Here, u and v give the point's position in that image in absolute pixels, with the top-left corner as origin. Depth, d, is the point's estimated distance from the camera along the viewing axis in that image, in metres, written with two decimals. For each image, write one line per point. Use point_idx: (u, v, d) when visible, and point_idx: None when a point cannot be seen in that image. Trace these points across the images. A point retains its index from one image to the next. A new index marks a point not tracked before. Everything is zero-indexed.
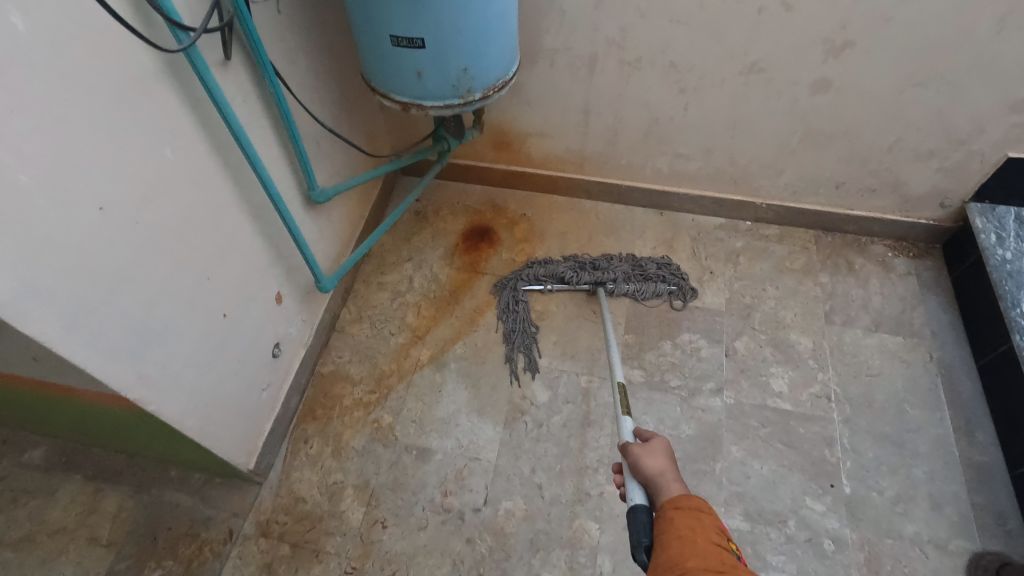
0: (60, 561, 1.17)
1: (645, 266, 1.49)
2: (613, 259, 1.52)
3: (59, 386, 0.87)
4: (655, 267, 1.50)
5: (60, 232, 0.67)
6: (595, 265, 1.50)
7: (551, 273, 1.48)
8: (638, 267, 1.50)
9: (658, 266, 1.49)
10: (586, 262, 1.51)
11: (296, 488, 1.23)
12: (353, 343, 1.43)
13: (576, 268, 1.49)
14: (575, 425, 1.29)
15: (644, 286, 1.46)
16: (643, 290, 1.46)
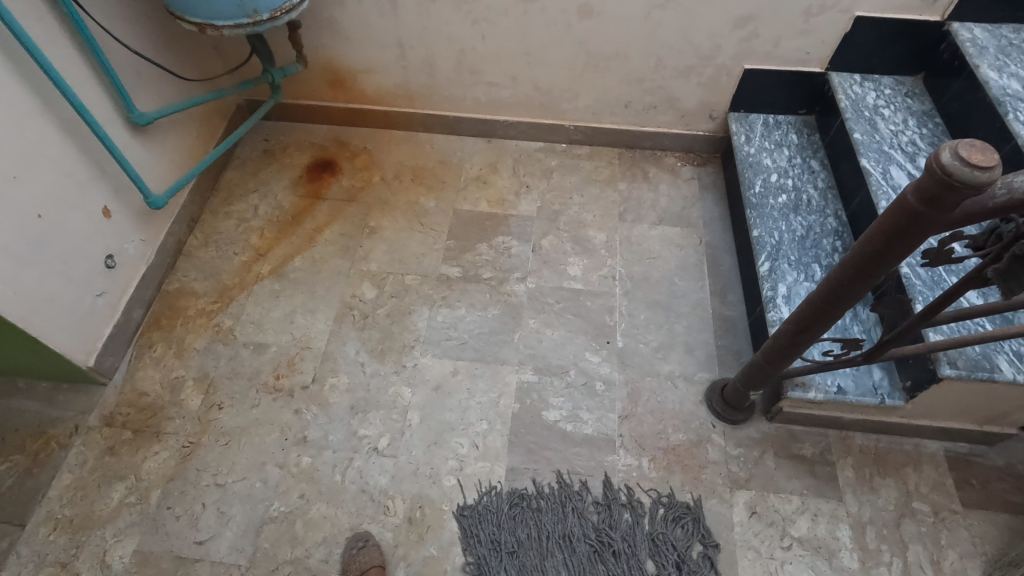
0: None
1: (681, 549, 1.17)
2: (618, 550, 1.17)
3: None
4: (687, 543, 1.17)
5: None
6: (598, 561, 1.16)
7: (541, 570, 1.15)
8: (659, 554, 1.17)
9: (682, 534, 1.18)
10: (573, 547, 1.17)
11: (140, 385, 1.36)
12: (199, 263, 1.57)
13: (566, 566, 1.15)
14: (397, 315, 1.48)
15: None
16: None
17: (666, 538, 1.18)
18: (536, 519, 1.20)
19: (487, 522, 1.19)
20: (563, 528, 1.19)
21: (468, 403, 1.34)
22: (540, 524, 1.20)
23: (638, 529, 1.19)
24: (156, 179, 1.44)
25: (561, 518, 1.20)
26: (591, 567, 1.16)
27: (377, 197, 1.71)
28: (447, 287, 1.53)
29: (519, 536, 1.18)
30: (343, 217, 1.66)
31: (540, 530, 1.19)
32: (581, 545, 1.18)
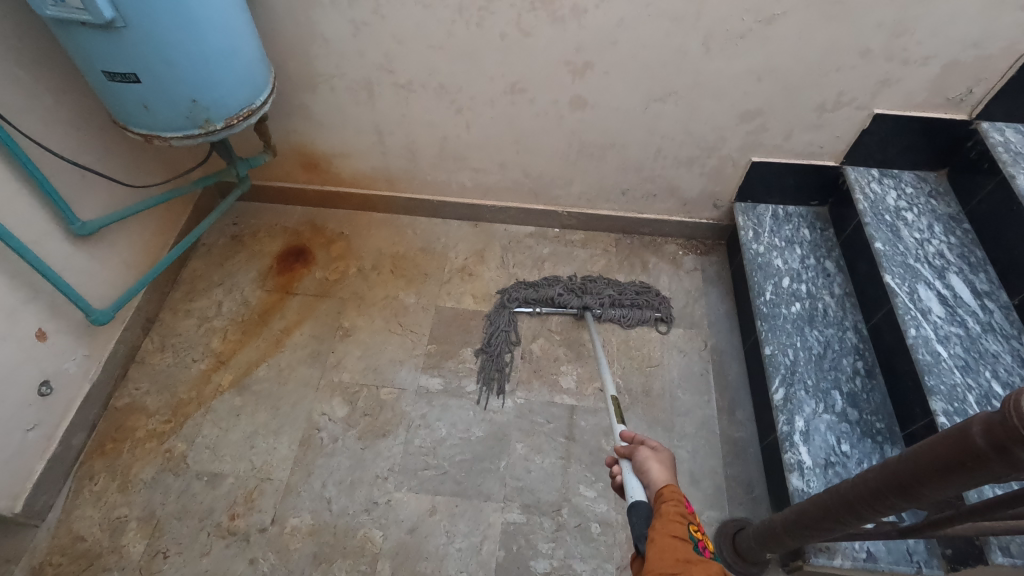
0: None
1: (634, 292, 1.55)
2: (590, 286, 1.55)
3: None
4: (640, 289, 1.55)
5: None
6: (575, 291, 1.54)
7: (540, 296, 1.53)
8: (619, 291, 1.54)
9: (636, 288, 1.55)
10: (563, 292, 1.53)
11: (75, 528, 1.20)
12: (153, 373, 1.42)
13: (559, 296, 1.52)
14: (370, 438, 1.33)
15: (630, 311, 1.51)
16: (629, 316, 1.51)
17: (630, 290, 1.55)
18: (542, 282, 1.57)
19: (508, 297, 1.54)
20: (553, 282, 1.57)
21: (446, 549, 1.19)
22: (541, 285, 1.56)
23: (608, 283, 1.56)
24: (104, 286, 1.30)
25: (553, 281, 1.58)
26: (574, 298, 1.52)
27: (354, 291, 1.57)
28: (427, 402, 1.38)
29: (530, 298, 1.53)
30: (315, 315, 1.52)
31: (540, 283, 1.57)
32: (567, 283, 1.56)
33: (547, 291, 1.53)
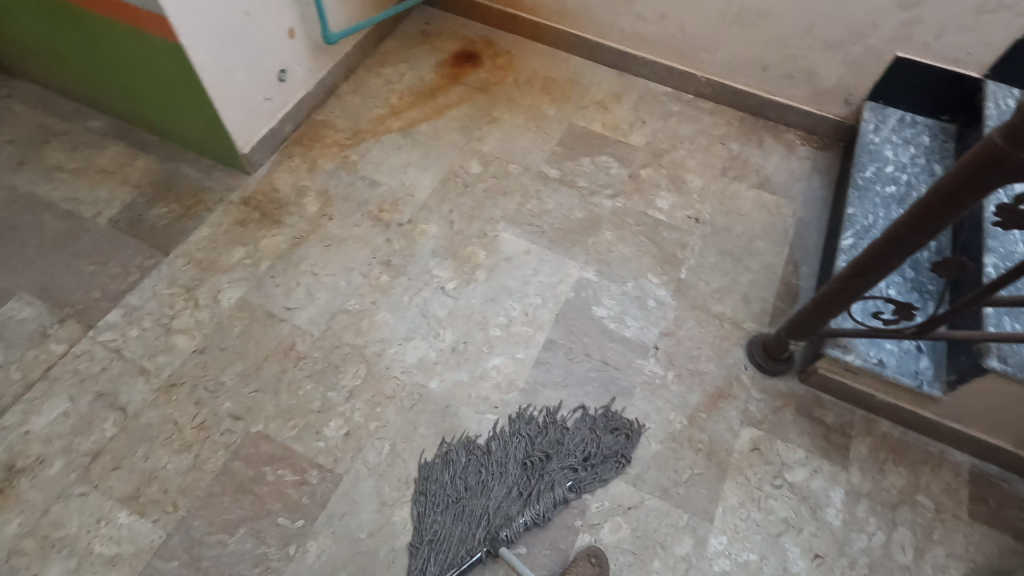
0: (101, 186, 1.62)
1: (593, 480, 1.22)
2: (539, 481, 1.21)
3: (127, 12, 1.29)
4: (608, 456, 1.24)
5: None
6: (525, 477, 1.22)
7: (487, 458, 1.23)
8: (578, 480, 1.22)
9: (612, 447, 1.25)
10: (499, 507, 1.18)
11: (275, 182, 1.63)
12: (345, 105, 1.81)
13: (499, 500, 1.19)
14: (492, 193, 1.64)
15: (543, 540, 1.17)
16: (541, 546, 1.16)
17: (590, 455, 1.24)
18: (479, 468, 1.23)
19: (447, 469, 1.22)
20: (486, 490, 1.20)
21: (530, 278, 1.49)
22: (485, 456, 1.24)
23: (584, 435, 1.27)
24: (335, 20, 1.69)
25: (510, 432, 1.27)
26: (504, 506, 1.18)
27: (505, 94, 1.87)
28: (543, 182, 1.67)
29: (451, 504, 1.19)
30: (472, 102, 1.84)
31: (457, 502, 1.19)
32: (512, 475, 1.22)
33: (493, 479, 1.21)
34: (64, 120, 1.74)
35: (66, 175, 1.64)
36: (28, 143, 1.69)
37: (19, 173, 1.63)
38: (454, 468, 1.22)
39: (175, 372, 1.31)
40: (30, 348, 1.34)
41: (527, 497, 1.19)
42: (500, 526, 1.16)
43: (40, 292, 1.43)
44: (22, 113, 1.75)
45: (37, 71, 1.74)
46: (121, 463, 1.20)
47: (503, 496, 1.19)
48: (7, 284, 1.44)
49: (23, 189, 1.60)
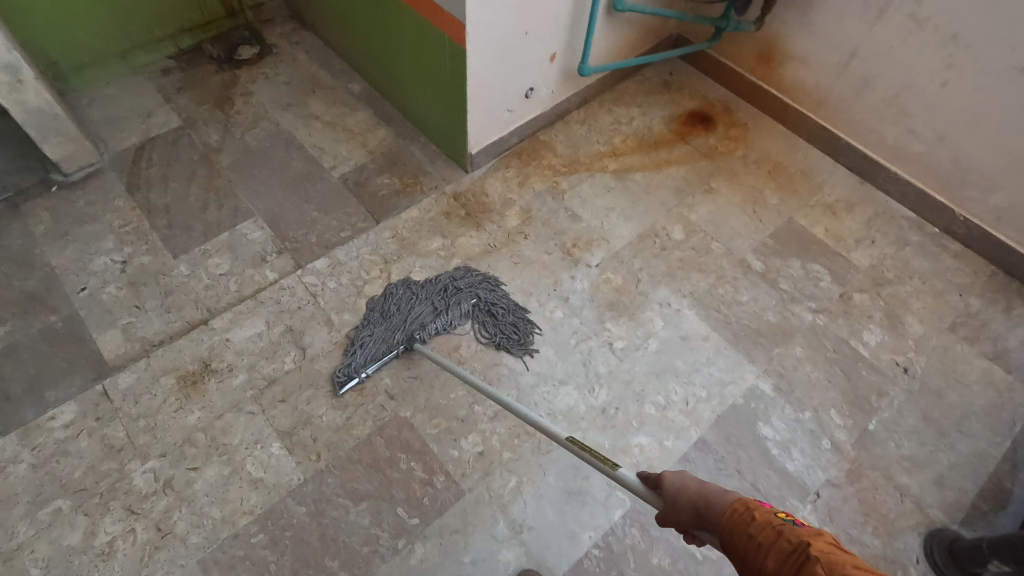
0: (344, 143, 1.80)
1: (492, 326, 1.44)
2: (449, 312, 1.44)
3: (429, 11, 1.40)
4: (511, 315, 1.45)
5: None
6: (429, 300, 1.44)
7: (414, 294, 1.45)
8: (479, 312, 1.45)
9: (493, 301, 1.46)
10: (416, 319, 1.41)
11: (486, 187, 1.71)
12: (570, 132, 1.85)
13: (415, 319, 1.41)
14: (687, 265, 1.58)
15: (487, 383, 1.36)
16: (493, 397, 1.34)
17: (497, 306, 1.45)
18: (410, 296, 1.45)
19: (387, 297, 1.44)
20: (409, 307, 1.43)
21: (700, 367, 1.41)
22: (407, 290, 1.46)
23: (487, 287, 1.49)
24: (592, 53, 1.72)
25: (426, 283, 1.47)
26: (425, 326, 1.41)
27: (729, 167, 1.79)
28: (743, 272, 1.57)
29: (386, 318, 1.41)
30: (693, 165, 1.79)
31: (392, 313, 1.41)
32: (427, 301, 1.44)
33: (413, 301, 1.44)
34: (332, 76, 1.96)
35: (320, 125, 1.84)
36: (300, 87, 1.93)
37: (285, 111, 1.87)
38: (393, 296, 1.44)
39: (354, 333, 1.42)
40: (250, 267, 1.52)
41: (418, 313, 1.42)
42: (414, 330, 1.40)
43: (271, 220, 1.62)
44: (304, 62, 2.00)
45: (328, 29, 1.98)
46: (288, 398, 1.31)
47: (408, 310, 1.42)
48: (249, 205, 1.65)
49: (284, 126, 1.83)
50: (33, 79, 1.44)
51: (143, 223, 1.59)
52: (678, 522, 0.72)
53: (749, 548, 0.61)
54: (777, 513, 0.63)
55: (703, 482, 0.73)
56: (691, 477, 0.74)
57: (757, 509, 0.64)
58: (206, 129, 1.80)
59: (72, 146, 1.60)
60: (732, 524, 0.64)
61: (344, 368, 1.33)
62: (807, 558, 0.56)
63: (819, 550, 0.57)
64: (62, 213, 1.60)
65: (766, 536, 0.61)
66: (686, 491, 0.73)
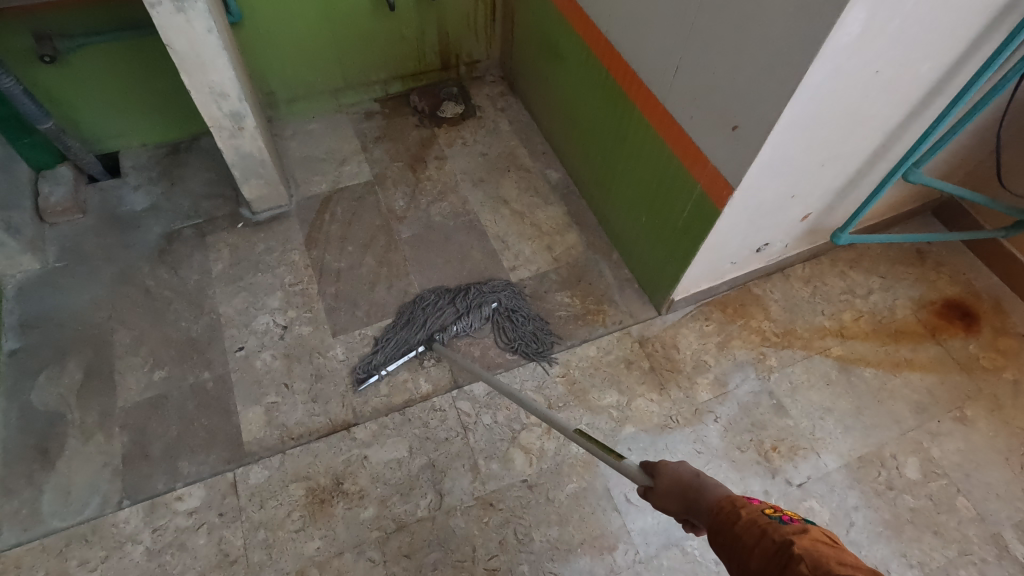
0: (529, 242, 1.63)
1: (511, 330, 1.46)
2: (470, 315, 1.46)
3: (686, 153, 1.17)
4: (531, 323, 1.46)
5: (848, 74, 0.89)
6: (450, 304, 1.47)
7: (435, 296, 1.49)
8: (500, 314, 1.48)
9: (513, 304, 1.48)
10: (437, 320, 1.45)
11: (679, 338, 1.46)
12: (789, 292, 1.55)
13: (436, 321, 1.44)
14: (919, 521, 1.24)
15: None
16: None
17: (517, 312, 1.47)
18: (436, 302, 1.48)
19: (415, 304, 1.48)
20: (431, 311, 1.46)
21: None
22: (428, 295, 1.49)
23: (508, 293, 1.50)
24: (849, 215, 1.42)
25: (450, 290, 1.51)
26: (445, 328, 1.44)
27: (993, 392, 1.40)
28: (996, 554, 1.20)
29: (406, 320, 1.45)
30: (944, 377, 1.42)
31: (417, 314, 1.46)
32: (450, 304, 1.47)
33: (434, 302, 1.47)
34: (531, 157, 1.81)
35: (508, 213, 1.69)
36: (495, 164, 1.79)
37: (475, 188, 1.73)
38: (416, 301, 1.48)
39: (499, 491, 1.23)
40: (406, 370, 1.39)
41: (439, 315, 1.46)
42: (435, 331, 1.44)
43: (437, 316, 1.48)
44: (505, 134, 1.86)
45: (539, 107, 1.82)
46: (414, 555, 1.15)
47: (432, 315, 1.45)
48: (419, 292, 1.52)
49: (471, 205, 1.69)
50: (253, 127, 1.38)
51: (312, 286, 1.50)
52: (675, 508, 0.80)
53: (735, 542, 0.66)
54: (767, 509, 0.67)
55: (700, 473, 0.79)
56: (686, 469, 0.81)
57: (743, 507, 0.68)
58: (393, 190, 1.71)
59: (267, 189, 1.56)
60: (722, 518, 0.69)
61: (364, 364, 1.37)
62: (789, 557, 0.59)
63: (802, 547, 0.60)
64: (240, 254, 1.55)
65: (751, 534, 0.65)
66: (680, 482, 0.80)
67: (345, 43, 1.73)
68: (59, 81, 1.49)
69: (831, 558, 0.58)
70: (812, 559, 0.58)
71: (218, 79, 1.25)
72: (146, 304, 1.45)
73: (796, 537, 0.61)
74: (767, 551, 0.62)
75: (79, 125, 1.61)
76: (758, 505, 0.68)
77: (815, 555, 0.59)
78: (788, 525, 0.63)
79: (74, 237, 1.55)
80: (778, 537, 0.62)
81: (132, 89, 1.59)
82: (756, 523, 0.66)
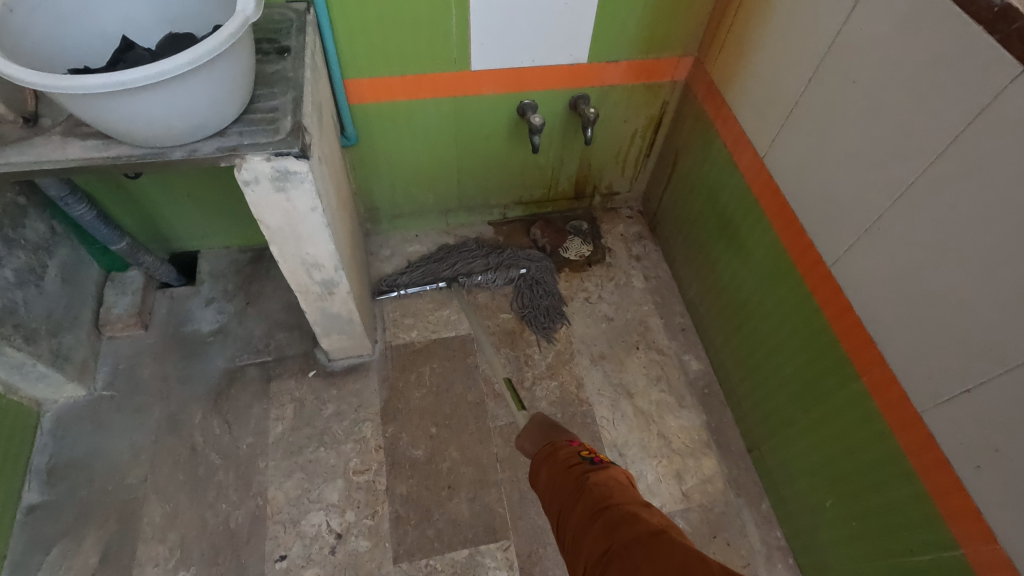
0: (653, 461, 1.28)
1: (530, 299, 1.50)
2: (498, 272, 1.54)
3: (946, 500, 0.78)
4: (552, 300, 1.49)
5: None
6: (482, 256, 1.55)
7: (472, 248, 1.56)
8: (526, 284, 1.51)
9: (546, 283, 1.51)
10: (466, 264, 1.53)
11: None
12: None
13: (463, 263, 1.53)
14: None
15: None
16: None
17: (541, 282, 1.51)
18: (471, 250, 1.56)
19: (454, 249, 1.56)
20: (460, 252, 1.56)
21: None
22: (469, 252, 1.55)
23: (547, 278, 1.52)
24: None
25: (491, 251, 1.57)
26: (466, 266, 1.53)
27: None
28: None
29: (439, 261, 1.54)
30: None
31: (450, 253, 1.55)
32: (484, 258, 1.55)
33: (471, 259, 1.54)
34: (667, 334, 1.46)
35: (631, 411, 1.34)
36: (621, 335, 1.46)
37: (593, 366, 1.40)
38: (455, 249, 1.56)
39: None
40: None
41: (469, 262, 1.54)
42: (461, 274, 1.52)
43: (524, 555, 1.15)
44: (637, 294, 1.53)
45: (688, 273, 1.47)
46: None
47: (459, 251, 1.55)
48: (507, 512, 1.20)
49: (585, 391, 1.37)
50: (346, 292, 1.12)
51: (379, 480, 1.22)
52: (528, 448, 0.89)
53: (548, 472, 0.75)
54: (581, 451, 0.76)
55: (558, 425, 0.88)
56: (543, 419, 0.90)
57: (566, 448, 0.77)
58: (495, 353, 1.41)
59: (349, 343, 1.30)
60: (544, 455, 0.79)
61: (389, 279, 1.50)
62: (582, 485, 0.68)
63: (596, 479, 0.69)
64: (305, 416, 1.30)
65: (562, 465, 0.74)
66: (533, 429, 0.89)
67: (469, 168, 1.46)
68: (147, 185, 1.30)
69: (622, 495, 0.66)
70: (600, 491, 0.67)
71: (314, 252, 0.99)
72: (188, 469, 1.22)
73: (596, 472, 0.70)
74: (566, 486, 0.71)
75: (160, 226, 1.42)
76: (575, 448, 0.77)
77: (603, 487, 0.67)
78: (594, 462, 0.72)
79: (131, 358, 1.35)
80: (580, 473, 0.71)
81: (223, 196, 1.38)
82: (569, 458, 0.75)
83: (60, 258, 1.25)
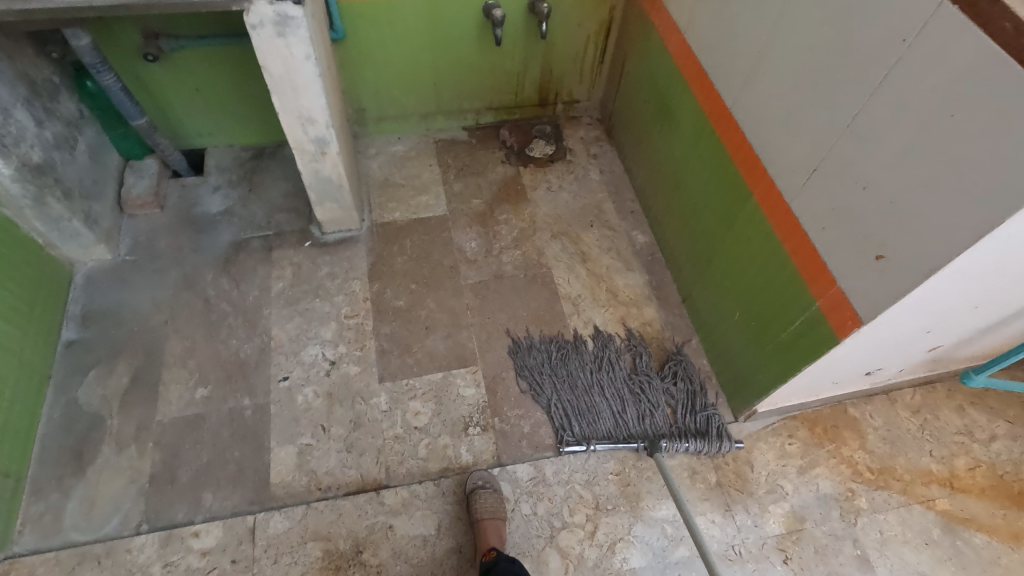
0: (602, 309, 1.49)
1: (671, 393, 1.36)
2: (647, 412, 1.33)
3: (807, 264, 1.00)
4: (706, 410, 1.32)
5: None
6: (623, 395, 1.35)
7: (594, 374, 1.38)
8: (688, 409, 1.33)
9: (696, 404, 1.34)
10: (608, 400, 1.35)
11: (753, 453, 1.29)
12: (893, 420, 1.34)
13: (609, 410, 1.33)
14: None
15: None
16: None
17: (676, 375, 1.37)
18: (585, 369, 1.39)
19: (563, 362, 1.40)
20: (590, 391, 1.36)
21: None
22: (592, 379, 1.37)
23: (684, 390, 1.36)
24: (980, 348, 1.21)
25: (603, 368, 1.39)
26: (626, 421, 1.32)
27: None
28: None
29: (573, 387, 1.36)
30: None
31: (569, 373, 1.38)
32: (618, 391, 1.36)
33: (594, 380, 1.37)
34: (618, 214, 1.67)
35: (584, 273, 1.56)
36: (579, 216, 1.67)
37: (553, 240, 1.62)
38: (572, 380, 1.37)
39: None
40: (448, 435, 1.29)
41: (616, 405, 1.34)
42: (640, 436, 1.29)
43: (490, 378, 1.37)
44: (593, 183, 1.74)
45: (635, 160, 1.68)
46: None
47: (600, 393, 1.36)
48: (476, 347, 1.41)
49: (546, 259, 1.58)
50: (336, 153, 1.33)
51: (367, 323, 1.44)
52: None
53: None
54: None
55: None
56: None
57: None
58: (467, 230, 1.62)
59: (340, 213, 1.50)
60: None
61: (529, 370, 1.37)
62: None
63: None
64: (302, 276, 1.50)
65: None
66: None
67: (444, 70, 1.65)
68: (161, 77, 1.49)
69: None
70: None
71: (308, 105, 1.19)
72: (203, 314, 1.42)
73: None
74: None
75: (172, 120, 1.61)
76: None
77: None
78: None
79: (149, 232, 1.54)
80: None
81: (228, 92, 1.57)
82: None
83: (88, 136, 1.44)
